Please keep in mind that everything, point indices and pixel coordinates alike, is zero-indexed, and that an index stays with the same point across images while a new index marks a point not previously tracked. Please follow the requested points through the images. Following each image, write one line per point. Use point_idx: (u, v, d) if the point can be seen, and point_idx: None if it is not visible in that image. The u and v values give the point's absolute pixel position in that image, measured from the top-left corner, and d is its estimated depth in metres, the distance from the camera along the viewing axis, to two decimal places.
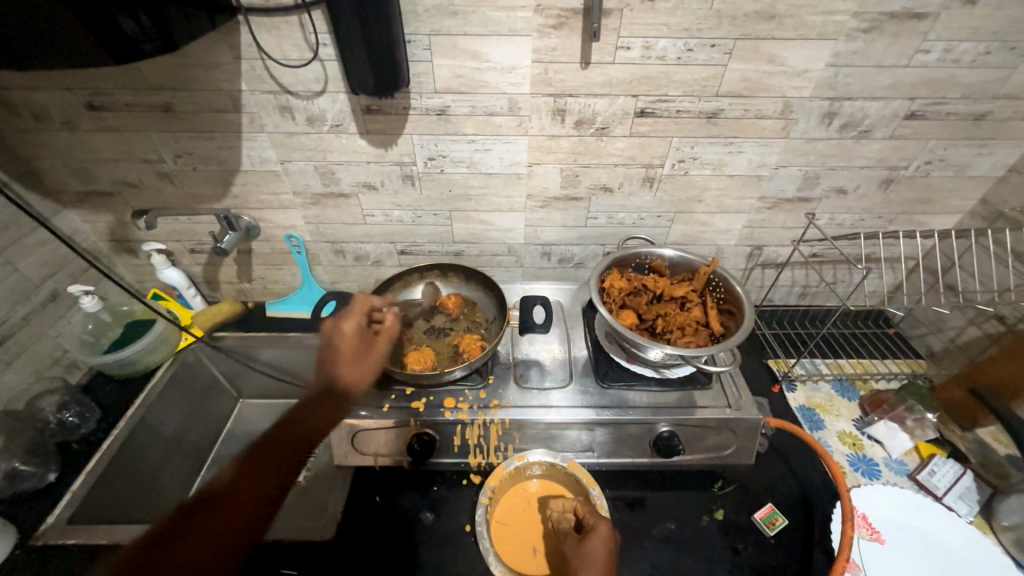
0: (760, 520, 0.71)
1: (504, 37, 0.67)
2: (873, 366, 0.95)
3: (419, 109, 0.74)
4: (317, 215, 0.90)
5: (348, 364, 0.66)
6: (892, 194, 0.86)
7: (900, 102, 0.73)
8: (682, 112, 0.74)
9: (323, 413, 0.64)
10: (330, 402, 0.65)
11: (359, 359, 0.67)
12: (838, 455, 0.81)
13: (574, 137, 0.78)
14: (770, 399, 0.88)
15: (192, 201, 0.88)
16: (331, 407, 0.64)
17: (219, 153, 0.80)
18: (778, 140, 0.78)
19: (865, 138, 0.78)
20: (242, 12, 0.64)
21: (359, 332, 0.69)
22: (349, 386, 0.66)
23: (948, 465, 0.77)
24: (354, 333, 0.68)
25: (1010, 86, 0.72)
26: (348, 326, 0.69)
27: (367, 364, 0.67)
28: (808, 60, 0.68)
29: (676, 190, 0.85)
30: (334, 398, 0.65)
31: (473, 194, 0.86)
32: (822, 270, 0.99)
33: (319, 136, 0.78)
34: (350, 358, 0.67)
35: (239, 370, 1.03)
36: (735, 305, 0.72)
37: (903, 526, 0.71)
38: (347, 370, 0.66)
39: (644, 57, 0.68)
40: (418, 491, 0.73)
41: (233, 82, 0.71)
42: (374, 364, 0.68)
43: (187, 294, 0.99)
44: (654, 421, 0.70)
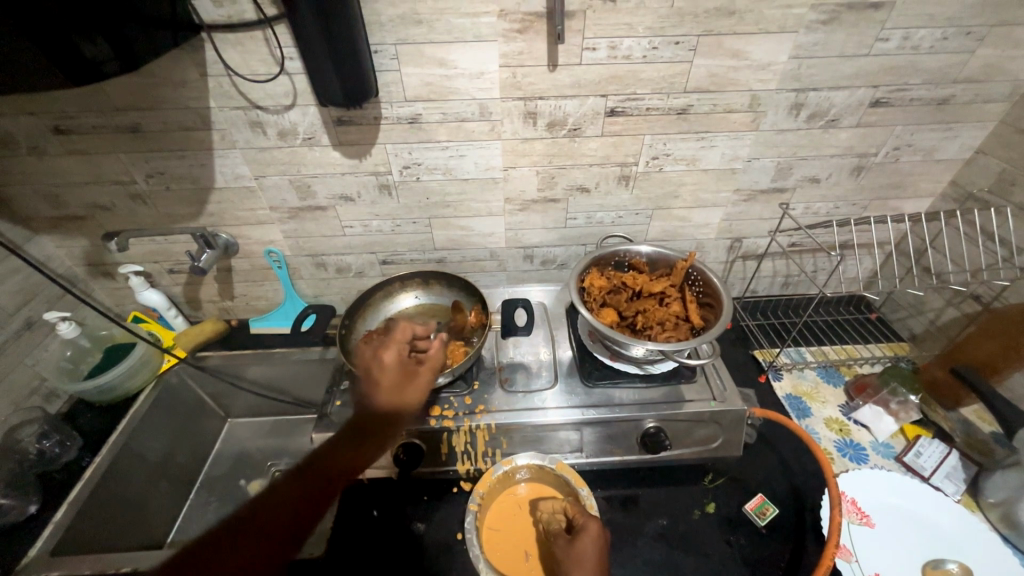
0: (750, 511, 0.71)
1: (470, 43, 0.67)
2: (856, 351, 0.96)
3: (390, 118, 0.74)
4: (296, 229, 0.89)
5: (391, 391, 0.60)
6: (864, 181, 0.87)
7: (863, 91, 0.75)
8: (652, 110, 0.75)
9: (363, 447, 0.58)
10: (374, 432, 0.59)
11: (405, 386, 0.61)
12: (825, 442, 0.82)
13: (547, 139, 0.78)
14: (757, 389, 0.89)
15: (167, 221, 0.87)
16: (376, 438, 0.59)
17: (192, 171, 0.80)
18: (748, 132, 0.79)
19: (833, 127, 0.79)
20: (205, 29, 0.65)
21: (400, 355, 0.63)
22: (394, 414, 0.60)
23: (933, 445, 0.79)
24: (395, 357, 0.63)
25: (970, 70, 0.73)
26: (388, 348, 0.63)
27: (411, 390, 0.61)
28: (771, 53, 0.70)
29: (652, 187, 0.86)
30: (377, 429, 0.59)
31: (451, 200, 0.86)
32: (801, 259, 1.01)
33: (292, 150, 0.77)
34: (394, 385, 0.61)
35: (225, 390, 1.01)
36: (713, 297, 0.73)
37: (891, 509, 0.71)
38: (387, 397, 0.60)
39: (610, 57, 0.69)
40: (409, 502, 0.73)
41: (201, 100, 0.71)
42: (417, 389, 0.61)
43: (168, 315, 0.98)
44: (641, 417, 0.70)
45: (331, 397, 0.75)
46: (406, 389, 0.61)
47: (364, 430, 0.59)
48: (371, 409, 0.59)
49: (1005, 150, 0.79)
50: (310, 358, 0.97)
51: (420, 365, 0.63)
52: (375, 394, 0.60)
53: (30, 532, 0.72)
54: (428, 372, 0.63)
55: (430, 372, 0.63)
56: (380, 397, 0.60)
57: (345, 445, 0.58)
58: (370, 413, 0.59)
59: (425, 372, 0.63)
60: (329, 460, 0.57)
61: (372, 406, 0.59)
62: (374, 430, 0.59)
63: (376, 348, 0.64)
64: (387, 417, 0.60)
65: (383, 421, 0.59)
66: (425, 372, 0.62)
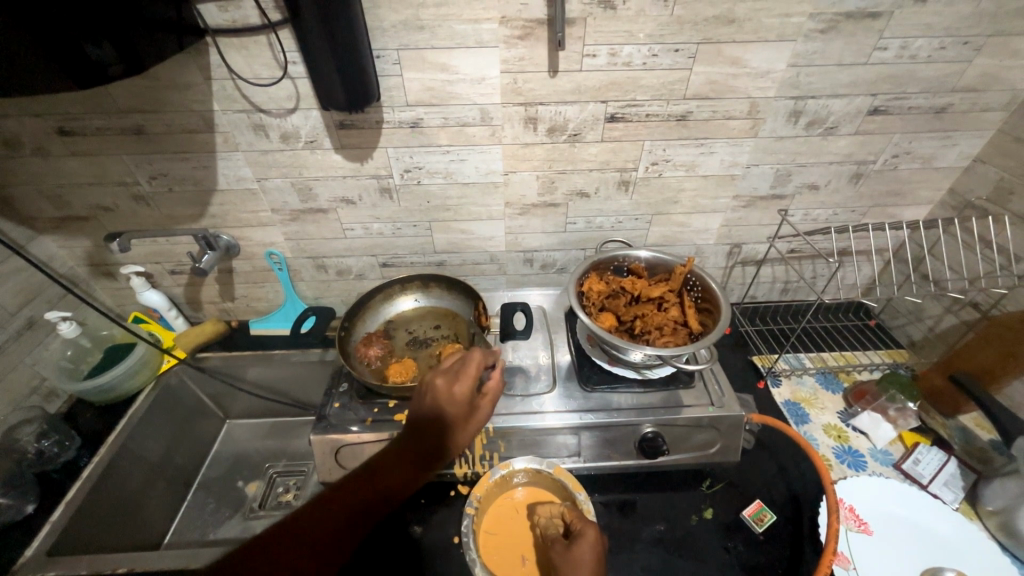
0: (748, 517, 0.71)
1: (472, 49, 0.68)
2: (855, 357, 0.96)
3: (392, 122, 0.75)
4: (298, 231, 0.90)
5: (460, 421, 0.59)
6: (863, 188, 0.88)
7: (862, 99, 0.75)
8: (652, 116, 0.76)
9: (415, 470, 0.58)
10: (430, 461, 0.58)
11: (471, 415, 0.60)
12: (823, 448, 0.82)
13: (547, 144, 0.79)
14: (755, 395, 0.89)
15: (169, 222, 0.87)
16: (431, 463, 0.58)
17: (194, 173, 0.80)
18: (747, 139, 0.79)
19: (832, 134, 0.79)
20: (209, 34, 0.65)
21: (473, 385, 0.60)
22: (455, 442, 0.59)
23: (932, 453, 0.79)
24: (469, 385, 0.60)
25: (967, 79, 0.74)
26: (462, 376, 0.60)
27: (475, 420, 0.61)
28: (769, 61, 0.70)
29: (652, 193, 0.86)
30: (436, 453, 0.59)
31: (451, 204, 0.87)
32: (800, 265, 1.01)
33: (294, 153, 0.78)
34: (463, 415, 0.59)
35: (224, 391, 1.02)
36: (712, 303, 0.73)
37: (889, 517, 0.71)
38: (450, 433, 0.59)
39: (610, 64, 0.70)
40: (406, 505, 0.73)
41: (205, 103, 0.72)
42: (479, 419, 0.61)
43: (168, 316, 0.99)
44: (639, 422, 0.70)
45: (329, 399, 0.75)
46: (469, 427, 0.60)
47: (423, 454, 0.58)
48: (437, 435, 0.58)
49: (1003, 159, 0.79)
50: (309, 360, 0.97)
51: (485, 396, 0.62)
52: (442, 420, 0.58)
53: (28, 531, 0.72)
54: (491, 402, 0.63)
55: (493, 402, 0.63)
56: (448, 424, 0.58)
57: (397, 465, 0.57)
58: (435, 438, 0.58)
59: (490, 403, 0.63)
60: (376, 479, 0.56)
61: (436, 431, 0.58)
62: (431, 454, 0.58)
63: (447, 373, 0.60)
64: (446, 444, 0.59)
65: (444, 447, 0.59)
66: (488, 403, 0.62)
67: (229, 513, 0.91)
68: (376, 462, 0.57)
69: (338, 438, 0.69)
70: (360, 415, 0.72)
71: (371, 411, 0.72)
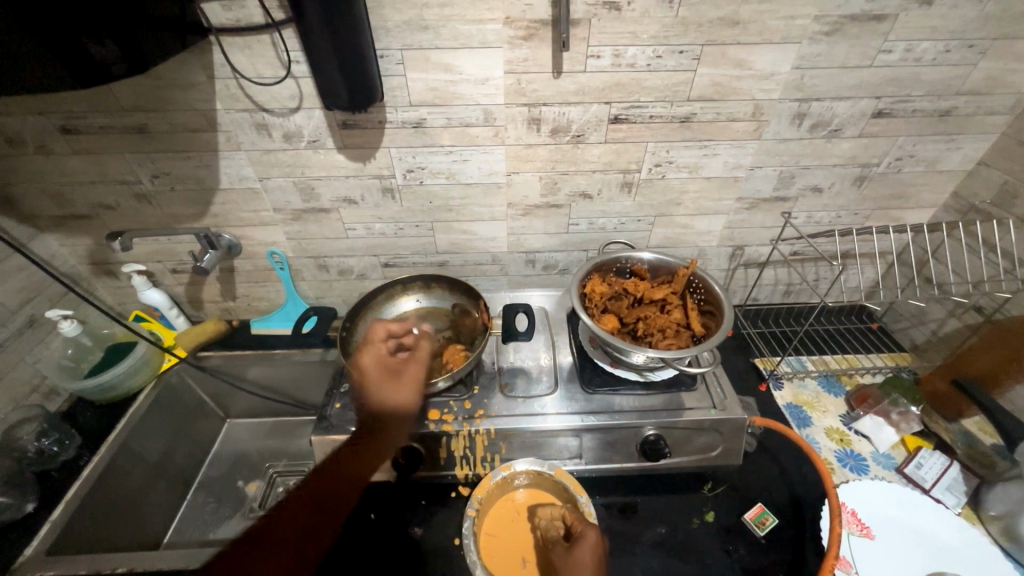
0: (750, 521, 0.71)
1: (476, 49, 0.68)
2: (857, 361, 0.96)
3: (394, 122, 0.75)
4: (299, 231, 0.90)
5: (384, 390, 0.67)
6: (866, 191, 0.87)
7: (866, 101, 0.75)
8: (655, 118, 0.75)
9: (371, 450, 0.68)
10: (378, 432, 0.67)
11: (393, 384, 0.68)
12: (825, 452, 0.81)
13: (550, 145, 0.79)
14: (757, 398, 0.89)
15: (171, 221, 0.87)
16: (378, 441, 0.67)
17: (197, 172, 0.80)
18: (751, 141, 0.79)
19: (836, 137, 0.79)
20: (213, 32, 0.65)
21: (376, 356, 0.70)
22: (397, 416, 0.67)
23: (935, 456, 0.78)
24: (382, 364, 0.70)
25: (972, 82, 0.73)
26: (369, 352, 0.71)
27: (399, 386, 0.68)
28: (774, 64, 0.70)
29: (655, 194, 0.86)
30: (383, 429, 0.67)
31: (454, 204, 0.87)
32: (803, 267, 1.01)
33: (296, 152, 0.78)
34: (384, 386, 0.68)
35: (224, 390, 1.01)
36: (715, 305, 0.73)
37: (891, 521, 0.71)
38: (382, 394, 0.67)
39: (614, 65, 0.70)
40: (407, 506, 0.72)
41: (208, 101, 0.71)
42: (408, 383, 0.68)
43: (170, 315, 0.98)
44: (641, 425, 0.70)
45: (330, 400, 0.75)
46: (401, 385, 0.68)
47: (370, 434, 0.67)
48: (368, 414, 0.67)
49: (1008, 163, 0.79)
50: (310, 360, 0.97)
51: (407, 361, 0.71)
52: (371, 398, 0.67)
53: (28, 530, 0.72)
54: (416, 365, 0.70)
55: (418, 367, 0.70)
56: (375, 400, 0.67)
57: (349, 456, 0.68)
58: (371, 418, 0.67)
59: (415, 370, 0.70)
60: (335, 469, 0.67)
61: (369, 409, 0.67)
62: (376, 434, 0.67)
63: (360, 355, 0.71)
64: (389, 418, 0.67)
65: (387, 421, 0.67)
66: (413, 368, 0.70)
67: (229, 513, 0.91)
68: (330, 458, 0.68)
69: (339, 439, 0.69)
70: None
71: None
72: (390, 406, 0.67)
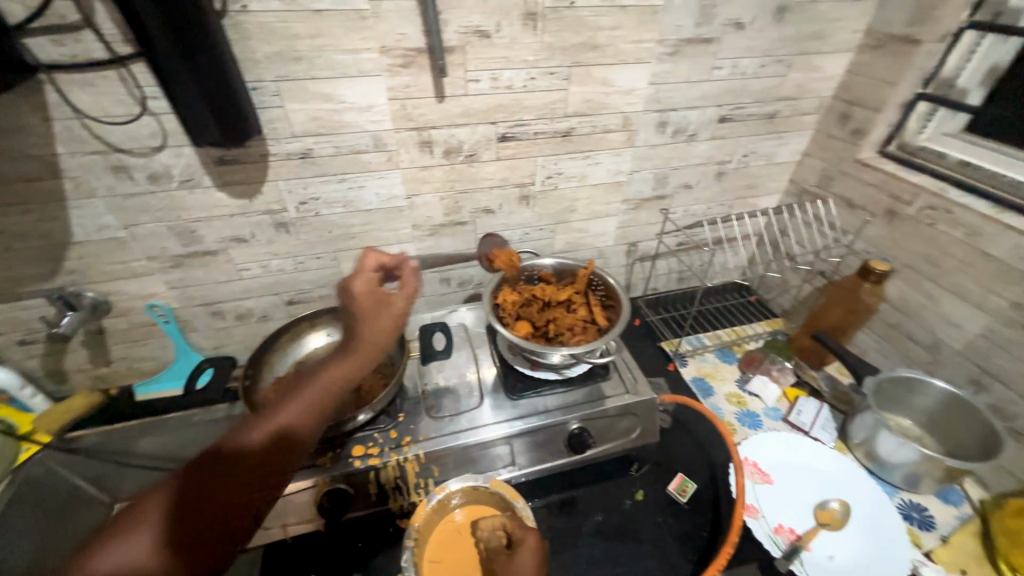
0: (674, 490, 0.77)
1: (355, 78, 0.68)
2: (743, 330, 1.10)
3: (279, 154, 0.72)
4: (182, 278, 0.81)
5: (245, 442, 0.48)
6: (726, 184, 1.01)
7: (712, 109, 0.88)
8: (540, 134, 0.81)
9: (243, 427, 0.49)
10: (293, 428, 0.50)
11: (361, 347, 0.57)
12: (727, 415, 0.91)
13: (445, 166, 0.81)
14: (667, 377, 0.98)
15: (12, 286, 0.74)
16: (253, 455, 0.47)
17: (40, 226, 0.70)
18: (626, 149, 0.88)
19: (694, 140, 0.91)
20: (45, 71, 0.58)
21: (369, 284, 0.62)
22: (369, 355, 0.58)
23: (809, 403, 0.92)
24: (371, 294, 0.62)
25: (786, 90, 0.90)
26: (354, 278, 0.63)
27: (264, 437, 0.48)
28: (632, 81, 0.79)
29: (551, 204, 0.92)
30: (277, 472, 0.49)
31: (356, 232, 0.85)
32: (689, 255, 1.13)
33: (168, 194, 0.71)
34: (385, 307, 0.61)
35: (107, 472, 0.82)
36: (613, 299, 0.79)
37: (784, 464, 0.82)
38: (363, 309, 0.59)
39: (494, 88, 0.74)
40: (341, 553, 0.68)
41: (47, 146, 0.63)
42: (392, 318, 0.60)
43: (22, 396, 0.84)
44: (564, 421, 0.74)
45: None
46: (382, 316, 0.60)
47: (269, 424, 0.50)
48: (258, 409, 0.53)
49: (822, 152, 0.98)
50: (214, 418, 0.86)
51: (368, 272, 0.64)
52: (285, 408, 0.50)
53: None
54: (411, 280, 0.62)
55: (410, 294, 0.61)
56: (271, 431, 0.49)
57: (137, 510, 0.42)
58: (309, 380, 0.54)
59: (383, 318, 0.59)
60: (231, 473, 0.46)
61: (284, 414, 0.50)
62: (272, 465, 0.48)
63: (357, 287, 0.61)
64: (228, 445, 0.47)
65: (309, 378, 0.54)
66: (404, 294, 0.61)
67: None
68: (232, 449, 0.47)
69: None
70: None
71: None
72: (307, 404, 0.52)
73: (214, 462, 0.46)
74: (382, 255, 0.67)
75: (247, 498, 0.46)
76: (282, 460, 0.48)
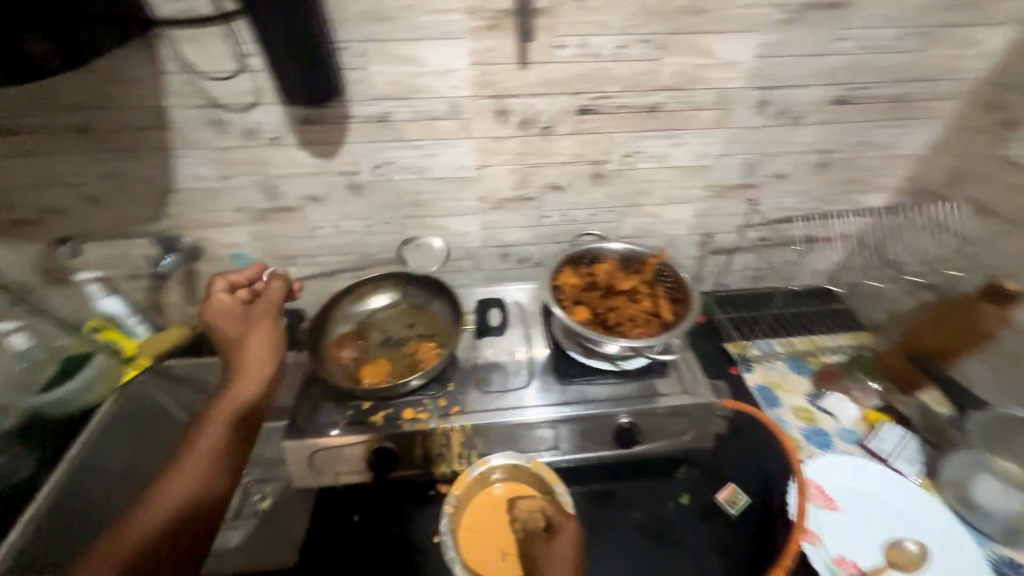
0: (723, 501, 0.73)
1: (439, 41, 0.66)
2: (820, 340, 0.98)
3: (358, 116, 0.73)
4: (263, 231, 0.87)
5: (242, 401, 0.65)
6: (828, 176, 0.90)
7: (825, 89, 0.77)
8: (622, 108, 0.76)
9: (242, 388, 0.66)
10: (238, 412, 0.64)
11: (246, 347, 0.69)
12: (793, 431, 0.84)
13: (519, 137, 0.78)
14: (729, 382, 0.91)
15: (124, 224, 0.83)
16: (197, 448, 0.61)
17: (149, 172, 0.76)
18: (717, 130, 0.80)
19: (798, 124, 0.81)
20: (160, 25, 0.62)
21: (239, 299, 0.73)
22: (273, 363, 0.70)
23: (893, 430, 0.82)
24: (232, 310, 0.71)
25: (923, 69, 0.76)
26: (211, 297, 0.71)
27: (230, 411, 0.64)
28: (736, 53, 0.71)
29: (625, 185, 0.87)
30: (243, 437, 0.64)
31: (424, 199, 0.85)
32: (771, 252, 1.02)
33: (256, 150, 0.75)
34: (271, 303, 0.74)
35: (193, 398, 0.98)
36: (683, 293, 0.74)
37: (854, 494, 0.74)
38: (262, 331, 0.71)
39: (580, 55, 0.69)
40: (384, 506, 0.72)
41: (157, 97, 0.68)
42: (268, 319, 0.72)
43: (129, 323, 0.91)
44: (614, 413, 0.71)
45: (301, 403, 0.72)
46: (264, 326, 0.72)
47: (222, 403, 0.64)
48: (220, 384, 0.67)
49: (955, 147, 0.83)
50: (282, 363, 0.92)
51: (222, 293, 0.72)
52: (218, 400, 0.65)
53: None
54: (278, 291, 0.76)
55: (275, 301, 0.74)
56: (231, 414, 0.64)
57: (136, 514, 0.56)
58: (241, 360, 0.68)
59: (239, 327, 0.71)
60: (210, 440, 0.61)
61: (215, 416, 0.63)
62: (233, 441, 0.62)
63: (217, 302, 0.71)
64: (189, 448, 0.61)
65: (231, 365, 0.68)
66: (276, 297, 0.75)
67: None
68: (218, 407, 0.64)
69: (311, 443, 0.67)
70: (334, 418, 0.70)
71: (345, 414, 0.71)
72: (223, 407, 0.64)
73: (228, 414, 0.64)
74: (233, 275, 0.74)
75: (207, 475, 0.59)
76: (230, 441, 0.62)
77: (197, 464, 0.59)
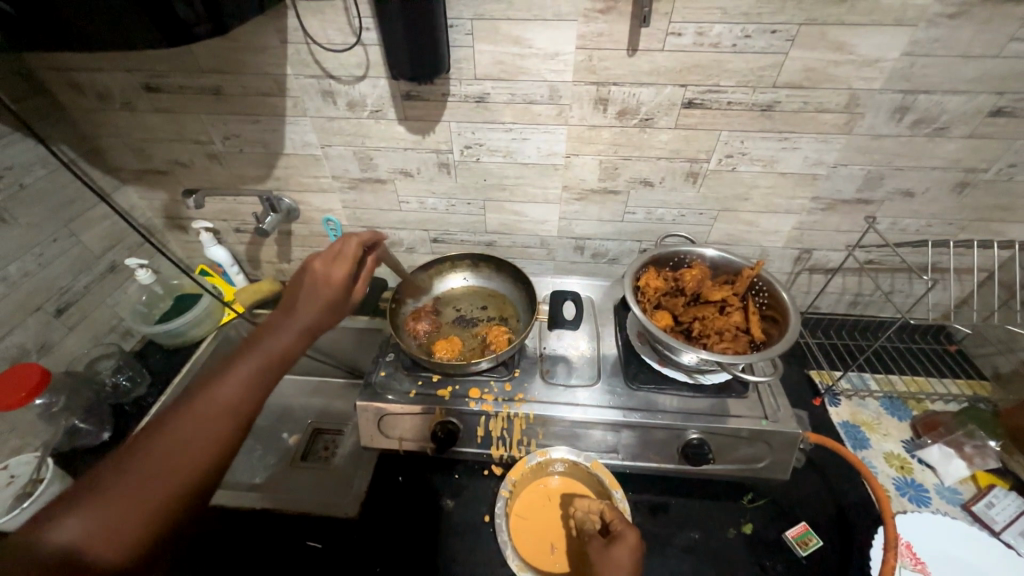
0: (792, 538, 0.67)
1: (549, 22, 0.64)
2: (928, 384, 0.88)
3: (457, 95, 0.73)
4: (355, 200, 0.91)
5: (293, 339, 0.50)
6: (967, 199, 0.78)
7: (985, 97, 0.66)
8: (734, 104, 0.70)
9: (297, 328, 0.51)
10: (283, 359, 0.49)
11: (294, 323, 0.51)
12: (882, 478, 0.76)
13: (615, 128, 0.75)
14: (810, 412, 0.84)
15: (237, 182, 0.91)
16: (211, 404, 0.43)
17: (263, 136, 0.82)
18: (840, 135, 0.72)
19: (941, 136, 0.71)
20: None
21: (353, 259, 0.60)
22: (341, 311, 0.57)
23: (1009, 498, 0.71)
24: (334, 260, 0.59)
25: None
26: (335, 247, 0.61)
27: (251, 372, 0.46)
28: (880, 49, 0.63)
29: (722, 187, 0.81)
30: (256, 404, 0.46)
31: (508, 183, 0.85)
32: (878, 278, 0.92)
33: (358, 121, 0.78)
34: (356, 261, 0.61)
35: None
36: (779, 312, 0.68)
37: (953, 561, 0.65)
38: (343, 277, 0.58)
39: (695, 44, 0.65)
40: (441, 477, 0.75)
41: (279, 66, 0.73)
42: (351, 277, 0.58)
43: (231, 271, 1.03)
44: (684, 427, 0.67)
45: (376, 367, 0.76)
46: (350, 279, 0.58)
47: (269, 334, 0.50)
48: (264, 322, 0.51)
49: None
50: None
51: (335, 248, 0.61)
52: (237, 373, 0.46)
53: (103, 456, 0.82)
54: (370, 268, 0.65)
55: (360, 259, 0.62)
56: (275, 352, 0.48)
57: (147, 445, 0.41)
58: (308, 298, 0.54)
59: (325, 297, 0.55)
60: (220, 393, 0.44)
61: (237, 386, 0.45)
62: (246, 404, 0.45)
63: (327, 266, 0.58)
64: (202, 405, 0.43)
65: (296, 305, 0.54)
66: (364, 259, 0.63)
67: (275, 461, 0.91)
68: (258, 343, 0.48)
69: (382, 407, 0.71)
70: (404, 386, 0.73)
71: (415, 384, 0.73)
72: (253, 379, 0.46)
73: (263, 358, 0.47)
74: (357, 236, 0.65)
75: (224, 429, 0.43)
76: (230, 417, 0.43)
77: (171, 472, 0.39)
